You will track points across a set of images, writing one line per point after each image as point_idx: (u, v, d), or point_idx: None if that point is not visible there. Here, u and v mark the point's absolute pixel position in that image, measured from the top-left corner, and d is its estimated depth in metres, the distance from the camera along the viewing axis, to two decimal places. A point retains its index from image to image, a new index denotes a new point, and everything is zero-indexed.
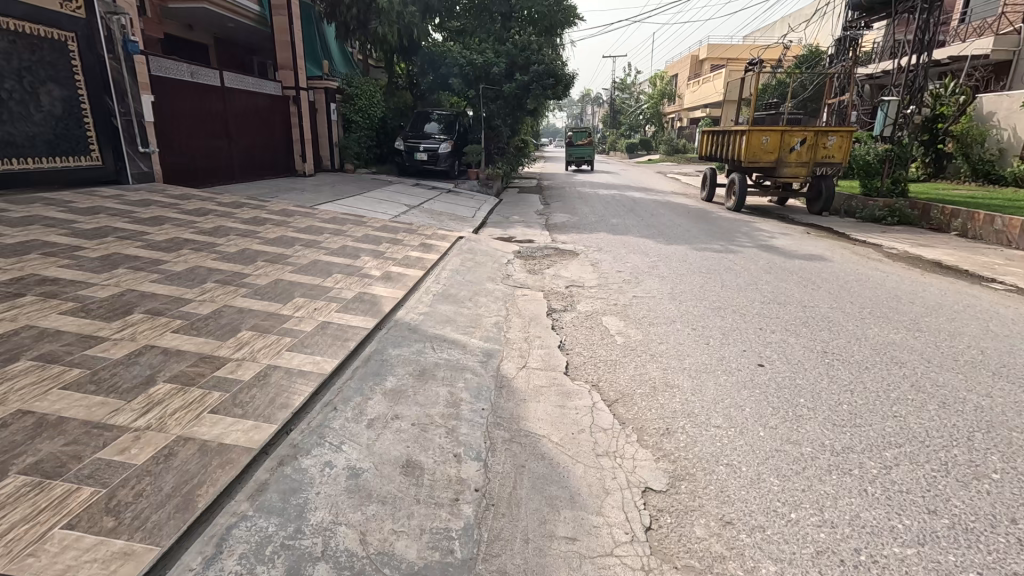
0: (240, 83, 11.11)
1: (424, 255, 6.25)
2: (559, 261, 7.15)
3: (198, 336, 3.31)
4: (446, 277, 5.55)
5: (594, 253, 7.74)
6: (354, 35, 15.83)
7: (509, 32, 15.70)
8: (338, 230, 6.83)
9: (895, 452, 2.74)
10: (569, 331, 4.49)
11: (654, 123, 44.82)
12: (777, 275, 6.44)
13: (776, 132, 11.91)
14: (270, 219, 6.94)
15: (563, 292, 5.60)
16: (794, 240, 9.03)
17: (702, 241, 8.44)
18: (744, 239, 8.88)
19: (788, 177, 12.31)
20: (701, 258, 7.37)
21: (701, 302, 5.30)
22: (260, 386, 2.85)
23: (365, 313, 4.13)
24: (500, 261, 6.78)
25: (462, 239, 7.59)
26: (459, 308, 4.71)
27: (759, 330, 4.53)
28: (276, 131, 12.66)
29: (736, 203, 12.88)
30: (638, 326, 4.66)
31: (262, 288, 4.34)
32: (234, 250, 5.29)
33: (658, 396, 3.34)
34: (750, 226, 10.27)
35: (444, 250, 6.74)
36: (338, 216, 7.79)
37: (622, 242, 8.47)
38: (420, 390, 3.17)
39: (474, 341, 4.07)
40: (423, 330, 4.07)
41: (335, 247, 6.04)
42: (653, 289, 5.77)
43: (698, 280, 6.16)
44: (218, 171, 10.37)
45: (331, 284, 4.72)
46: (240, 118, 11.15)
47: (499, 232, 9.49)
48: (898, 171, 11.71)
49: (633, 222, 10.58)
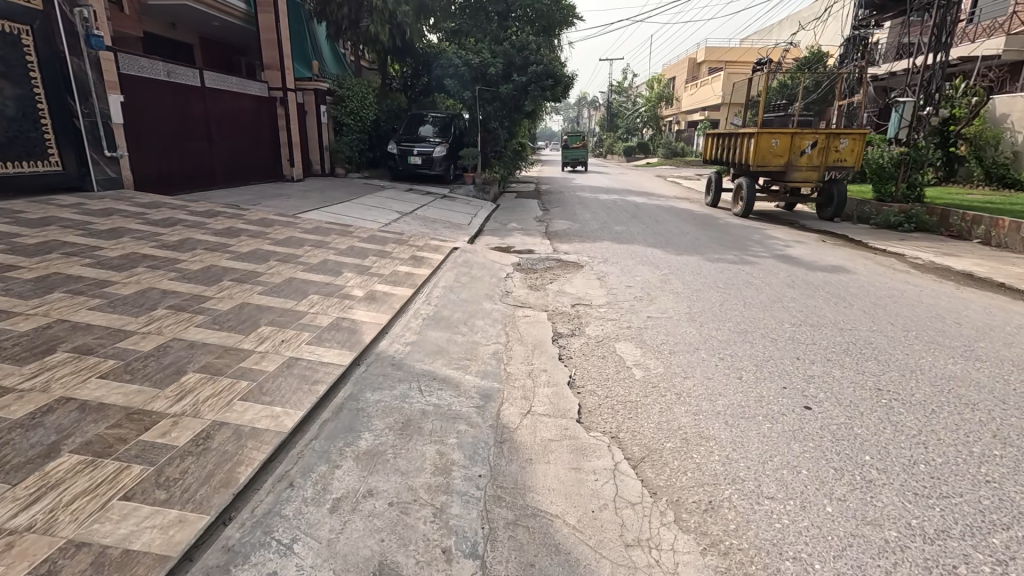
0: (222, 83, 10.49)
1: (414, 270, 5.66)
2: (562, 275, 6.57)
3: (131, 384, 2.70)
4: (439, 297, 4.96)
5: (599, 265, 7.15)
6: (346, 35, 15.19)
7: (507, 32, 15.15)
8: (321, 242, 6.22)
9: (1005, 538, 2.16)
10: (580, 363, 3.90)
11: (651, 126, 44.50)
12: (802, 290, 5.89)
13: (786, 134, 11.40)
14: (246, 230, 6.33)
15: (569, 313, 5.02)
16: (811, 249, 8.47)
17: (714, 251, 7.88)
18: (758, 248, 8.32)
19: (798, 181, 11.78)
20: (716, 270, 6.79)
21: (723, 324, 4.73)
22: (196, 456, 2.24)
23: (342, 346, 3.52)
24: (498, 275, 6.19)
25: (457, 251, 6.99)
26: (454, 335, 4.12)
27: (796, 360, 3.96)
28: (262, 134, 12.04)
29: (743, 208, 12.33)
30: (656, 355, 4.09)
31: (222, 315, 3.73)
32: (199, 268, 4.68)
33: (692, 454, 2.76)
34: (762, 234, 9.71)
35: (437, 263, 6.15)
36: (321, 225, 7.17)
37: (629, 253, 7.90)
38: (401, 452, 2.56)
39: (469, 378, 3.46)
40: (410, 366, 3.46)
41: (316, 261, 5.44)
42: (669, 309, 5.20)
43: (716, 297, 5.59)
44: (195, 177, 9.74)
45: (306, 308, 4.11)
46: (222, 121, 10.51)
47: (496, 241, 8.91)
48: (914, 175, 11.21)
49: (638, 229, 10.02)
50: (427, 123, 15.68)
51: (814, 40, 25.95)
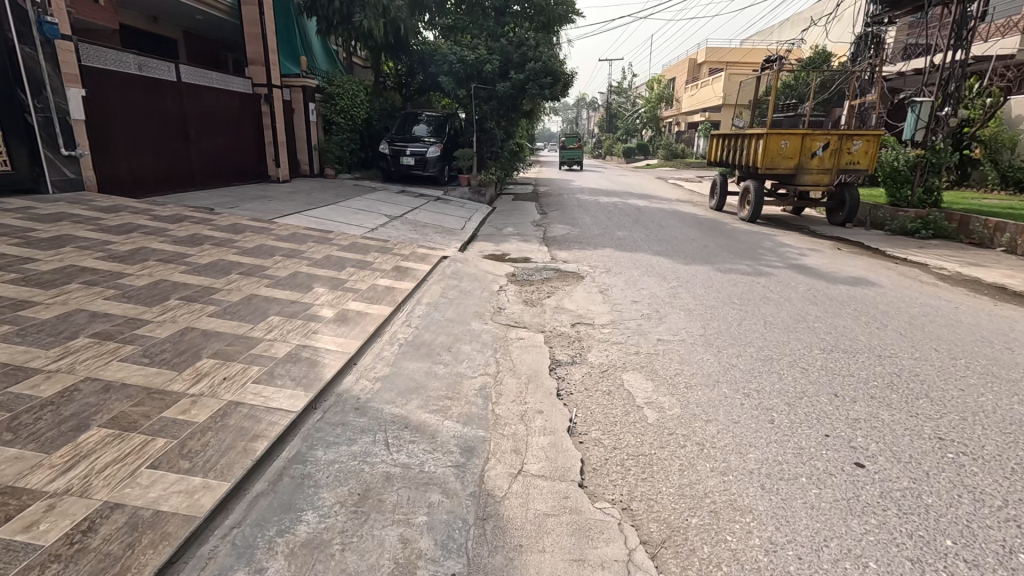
0: (200, 78, 9.90)
1: (396, 284, 5.08)
2: (561, 287, 5.97)
3: (8, 449, 2.11)
4: (423, 317, 4.36)
5: (602, 275, 6.58)
6: (337, 30, 14.44)
7: (504, 27, 14.58)
8: (294, 252, 5.61)
9: None
10: (583, 402, 3.30)
11: (651, 127, 43.99)
12: (826, 307, 5.30)
13: (796, 135, 10.85)
14: (212, 238, 5.72)
15: (570, 336, 4.42)
16: (828, 258, 7.91)
17: (725, 261, 7.32)
18: (772, 258, 7.73)
19: (808, 185, 11.21)
20: (729, 283, 6.22)
21: (745, 351, 4.14)
22: (65, 564, 1.65)
23: (298, 386, 2.92)
24: (491, 288, 5.61)
25: (447, 259, 6.40)
26: (435, 366, 3.53)
27: (834, 398, 3.37)
28: (244, 133, 11.42)
29: (751, 213, 11.76)
30: (671, 390, 3.50)
31: (157, 345, 3.14)
32: (143, 284, 4.07)
33: (727, 536, 2.18)
34: (774, 240, 9.16)
35: (423, 275, 5.56)
36: (298, 232, 6.56)
37: (633, 262, 7.32)
38: (352, 541, 1.97)
39: (448, 426, 2.87)
40: (377, 411, 2.87)
41: (285, 274, 4.83)
42: (681, 330, 4.61)
43: (731, 315, 5.02)
44: (169, 178, 9.14)
45: (262, 334, 3.51)
46: (199, 119, 9.90)
47: (491, 247, 8.32)
48: (931, 178, 10.65)
49: (641, 235, 9.45)
50: (422, 123, 15.06)
51: (819, 40, 25.42)
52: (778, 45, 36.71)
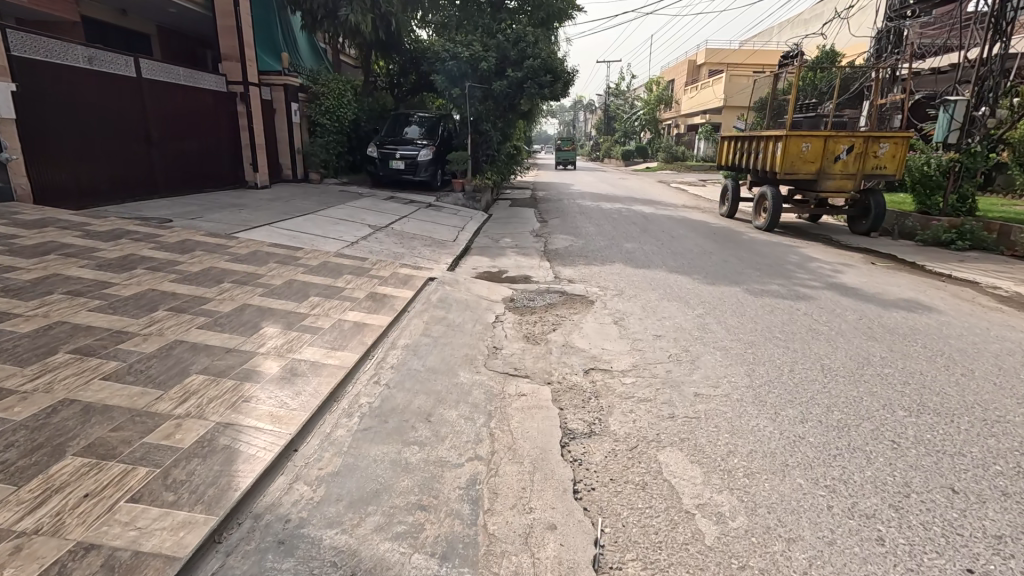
0: (164, 74, 9.04)
1: (370, 318, 4.16)
2: (568, 317, 5.04)
3: None
4: (399, 369, 3.42)
5: (614, 299, 5.67)
6: (322, 26, 13.51)
7: (501, 23, 13.62)
8: (248, 276, 4.67)
9: None
10: (612, 508, 2.37)
11: (650, 129, 43.24)
12: (889, 343, 4.39)
13: (818, 137, 9.99)
14: (150, 259, 4.78)
15: (585, 393, 3.49)
16: (865, 275, 7.04)
17: (751, 281, 6.46)
18: (803, 276, 6.83)
19: (831, 192, 10.33)
20: (763, 310, 5.34)
21: (810, 414, 3.22)
22: None
23: (196, 506, 1.98)
24: (486, 320, 4.69)
25: (434, 282, 5.48)
26: (407, 450, 2.59)
27: (955, 497, 2.46)
28: (219, 135, 10.53)
29: (768, 221, 10.86)
30: (727, 482, 2.58)
31: (5, 437, 2.20)
32: (30, 330, 3.13)
33: None
34: (798, 254, 8.29)
35: (404, 305, 4.61)
36: (259, 250, 5.61)
37: (649, 281, 6.41)
38: None
39: (417, 567, 1.92)
40: (312, 547, 1.93)
41: (228, 309, 3.88)
42: (722, 380, 3.70)
43: (777, 356, 4.13)
44: (127, 186, 8.31)
45: (170, 408, 2.56)
46: (163, 120, 9.02)
47: (487, 263, 7.42)
48: (965, 185, 9.80)
49: (652, 248, 8.56)
50: (414, 124, 14.11)
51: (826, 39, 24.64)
52: (780, 46, 36.00)
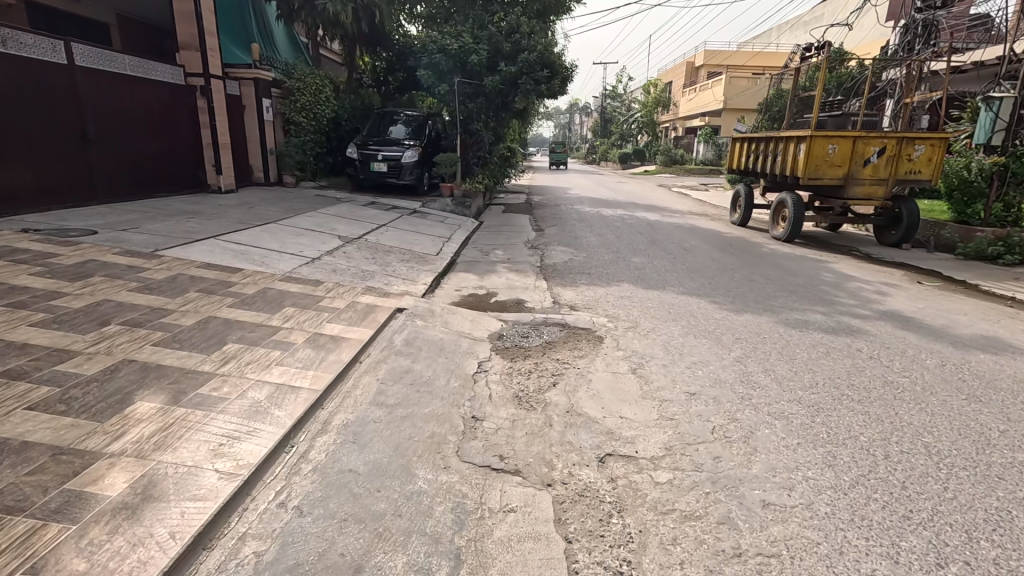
0: (104, 61, 7.89)
1: (301, 379, 3.01)
2: (572, 363, 3.92)
3: None
4: (325, 474, 2.29)
5: (626, 334, 4.58)
6: (299, 15, 12.40)
7: (493, 14, 12.38)
8: (151, 315, 3.53)
9: None
10: None
11: (647, 133, 42.31)
12: (1001, 408, 3.30)
13: (846, 138, 8.94)
14: (23, 290, 3.64)
15: (604, 505, 2.37)
16: (917, 299, 5.98)
17: (787, 307, 5.38)
18: (847, 301, 5.76)
19: (859, 199, 9.29)
20: (814, 350, 4.26)
21: (948, 550, 2.12)
22: None
23: None
24: (465, 373, 3.56)
25: (403, 316, 4.34)
26: None
27: None
28: (175, 132, 9.36)
29: (788, 232, 9.81)
30: None
31: None
32: None
33: None
34: (830, 271, 7.24)
35: (357, 355, 3.46)
36: (184, 273, 4.49)
37: (666, 308, 5.33)
38: None
39: None
40: None
41: (93, 371, 2.74)
42: (795, 475, 2.60)
43: (859, 430, 3.04)
44: (57, 190, 7.21)
45: None
46: (104, 116, 7.88)
47: (472, 283, 6.31)
48: (1011, 192, 8.74)
49: (664, 263, 7.47)
50: (399, 123, 12.98)
51: (830, 39, 23.76)
52: (781, 47, 35.19)
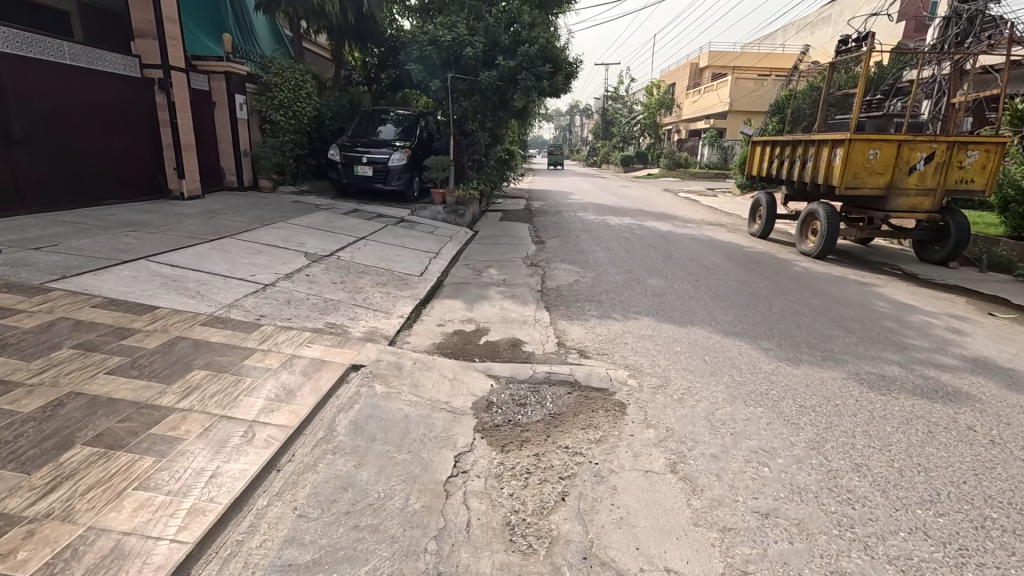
0: (35, 47, 6.80)
1: (164, 523, 1.89)
2: (587, 453, 2.82)
3: None
4: None
5: (654, 398, 3.47)
6: (279, 6, 11.32)
7: (492, 4, 11.23)
8: None
9: None
10: None
11: (649, 135, 41.13)
12: None
13: (890, 142, 7.85)
14: None
15: None
16: (1004, 340, 4.88)
17: (853, 354, 4.27)
18: (922, 343, 4.67)
19: (902, 212, 8.20)
20: (914, 428, 3.13)
21: None
22: None
23: None
24: (434, 481, 2.44)
25: (356, 378, 3.23)
26: None
27: None
28: (128, 131, 8.24)
29: (819, 247, 8.70)
30: None
31: None
32: None
33: None
34: (883, 299, 6.15)
35: (273, 461, 2.35)
36: (74, 317, 3.40)
37: (701, 355, 4.22)
38: None
39: None
40: None
41: None
42: None
43: None
44: None
45: None
46: (36, 112, 6.81)
47: (459, 315, 5.20)
48: None
49: (687, 287, 6.37)
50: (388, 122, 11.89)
51: None
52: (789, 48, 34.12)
